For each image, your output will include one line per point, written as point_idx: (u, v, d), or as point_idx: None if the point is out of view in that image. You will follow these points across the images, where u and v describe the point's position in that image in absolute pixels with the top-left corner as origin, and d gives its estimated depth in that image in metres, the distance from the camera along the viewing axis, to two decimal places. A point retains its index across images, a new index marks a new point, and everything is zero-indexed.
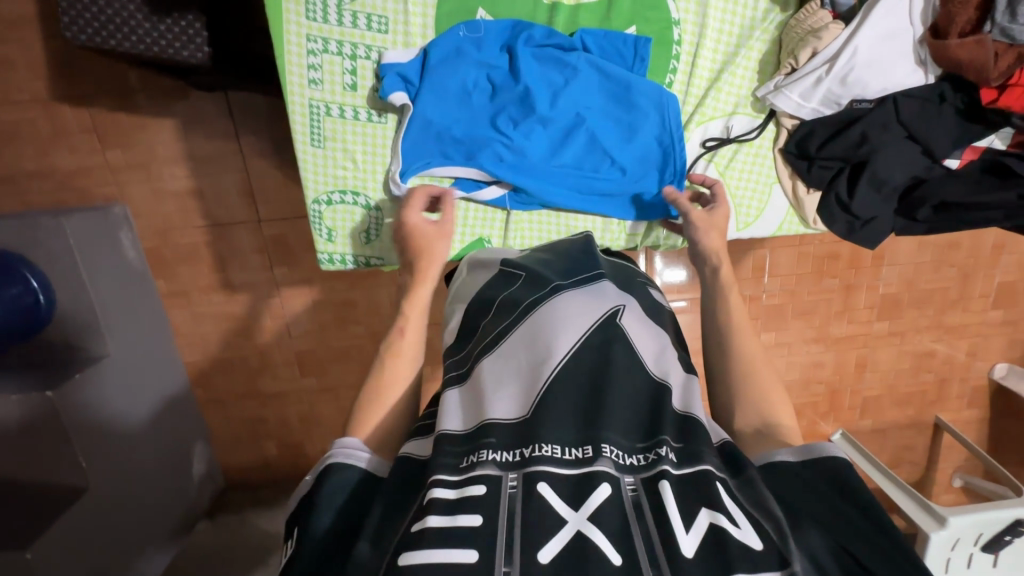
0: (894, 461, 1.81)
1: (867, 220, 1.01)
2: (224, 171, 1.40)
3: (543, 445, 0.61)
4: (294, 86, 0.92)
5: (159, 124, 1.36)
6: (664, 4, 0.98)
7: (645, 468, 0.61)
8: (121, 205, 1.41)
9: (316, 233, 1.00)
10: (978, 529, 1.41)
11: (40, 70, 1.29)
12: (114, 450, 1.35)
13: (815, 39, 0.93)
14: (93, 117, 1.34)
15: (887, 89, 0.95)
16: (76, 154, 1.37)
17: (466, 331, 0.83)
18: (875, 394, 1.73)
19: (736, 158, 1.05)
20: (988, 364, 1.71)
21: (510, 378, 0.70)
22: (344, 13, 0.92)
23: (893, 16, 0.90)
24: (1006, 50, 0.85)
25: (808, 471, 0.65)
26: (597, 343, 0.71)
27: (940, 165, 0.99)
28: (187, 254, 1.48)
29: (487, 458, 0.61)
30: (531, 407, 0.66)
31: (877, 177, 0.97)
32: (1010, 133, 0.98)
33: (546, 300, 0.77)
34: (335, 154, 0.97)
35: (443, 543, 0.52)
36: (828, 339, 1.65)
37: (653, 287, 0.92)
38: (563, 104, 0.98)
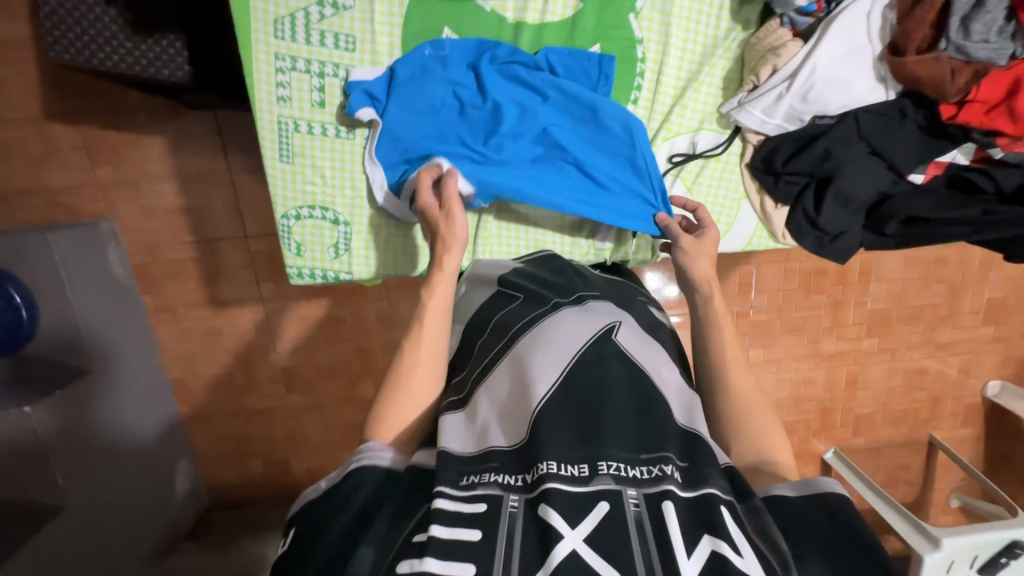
0: (890, 481, 1.77)
1: (836, 235, 1.01)
2: (212, 188, 1.42)
3: (543, 462, 0.60)
4: (263, 102, 0.94)
5: (149, 142, 1.38)
6: (627, 23, 0.99)
7: (649, 483, 0.59)
8: (110, 221, 1.42)
9: (285, 247, 1.01)
10: (974, 551, 1.38)
11: (33, 90, 1.32)
12: (94, 466, 1.35)
13: (774, 56, 0.94)
14: (84, 135, 1.36)
15: (848, 106, 0.95)
16: (66, 171, 1.38)
17: (465, 351, 0.84)
18: (868, 412, 1.71)
19: (703, 173, 1.06)
20: (981, 382, 1.69)
21: (504, 403, 0.69)
22: (312, 33, 0.93)
23: (849, 35, 0.91)
24: (962, 67, 0.85)
25: (806, 507, 0.62)
26: (591, 360, 0.71)
27: (904, 180, 0.98)
28: (174, 269, 1.48)
29: (491, 479, 0.61)
30: (525, 434, 0.64)
31: (843, 193, 0.97)
32: (973, 148, 0.96)
33: (535, 322, 0.78)
34: (304, 169, 0.98)
35: (442, 555, 0.53)
36: (818, 356, 1.64)
37: (654, 304, 0.92)
38: (531, 119, 0.98)
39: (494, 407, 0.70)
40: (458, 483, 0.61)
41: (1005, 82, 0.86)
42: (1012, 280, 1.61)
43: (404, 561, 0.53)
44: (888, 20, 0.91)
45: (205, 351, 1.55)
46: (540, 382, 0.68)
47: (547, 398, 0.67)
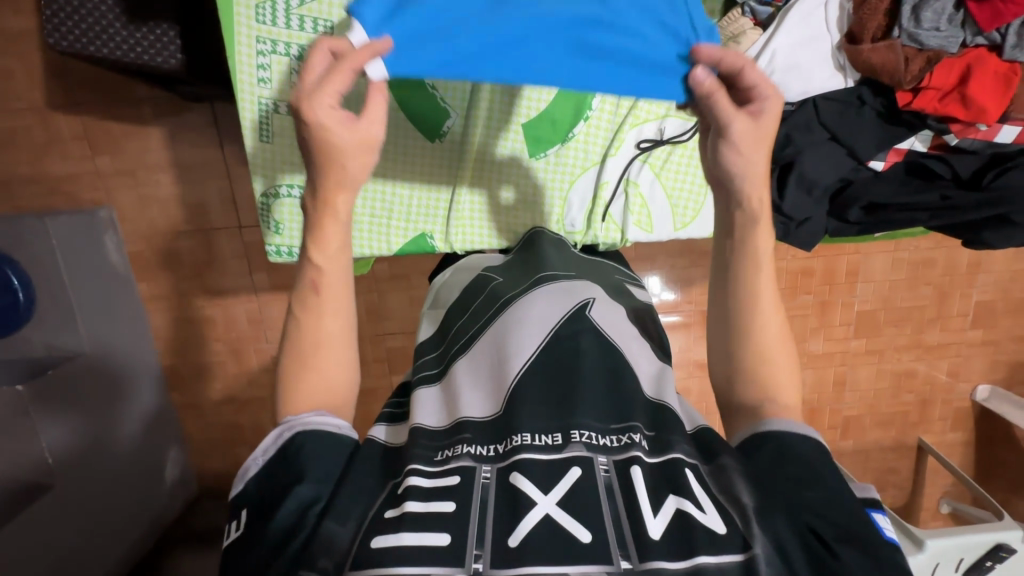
0: (878, 484, 1.77)
1: (802, 221, 0.98)
2: (207, 178, 1.45)
3: (517, 434, 0.59)
4: (244, 84, 0.95)
5: (148, 133, 1.42)
6: None
7: (618, 449, 0.58)
8: (108, 209, 1.46)
9: (264, 225, 1.03)
10: (958, 553, 1.37)
11: (38, 81, 1.36)
12: (83, 449, 1.37)
13: (734, 44, 0.94)
14: (85, 125, 1.40)
15: (808, 92, 0.93)
16: (68, 160, 1.43)
17: (446, 327, 0.83)
18: (857, 414, 1.70)
19: (671, 158, 1.08)
20: (970, 385, 1.69)
21: (478, 380, 0.69)
22: (291, 17, 0.93)
23: (808, 24, 0.91)
24: (916, 54, 0.86)
25: (789, 454, 0.59)
26: (564, 337, 0.69)
27: (865, 167, 0.98)
28: (169, 258, 1.51)
29: (464, 451, 0.60)
30: (501, 405, 0.64)
31: (806, 179, 0.96)
32: (931, 135, 0.96)
33: (509, 302, 0.75)
34: (282, 149, 0.99)
35: (416, 528, 0.52)
36: (806, 355, 1.64)
37: (634, 286, 0.90)
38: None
39: (470, 382, 0.69)
40: (434, 459, 0.60)
41: (957, 70, 0.86)
42: (1000, 283, 1.61)
43: (380, 535, 0.52)
44: (845, 9, 0.91)
45: (198, 339, 1.58)
46: (513, 359, 0.67)
47: (522, 372, 0.66)
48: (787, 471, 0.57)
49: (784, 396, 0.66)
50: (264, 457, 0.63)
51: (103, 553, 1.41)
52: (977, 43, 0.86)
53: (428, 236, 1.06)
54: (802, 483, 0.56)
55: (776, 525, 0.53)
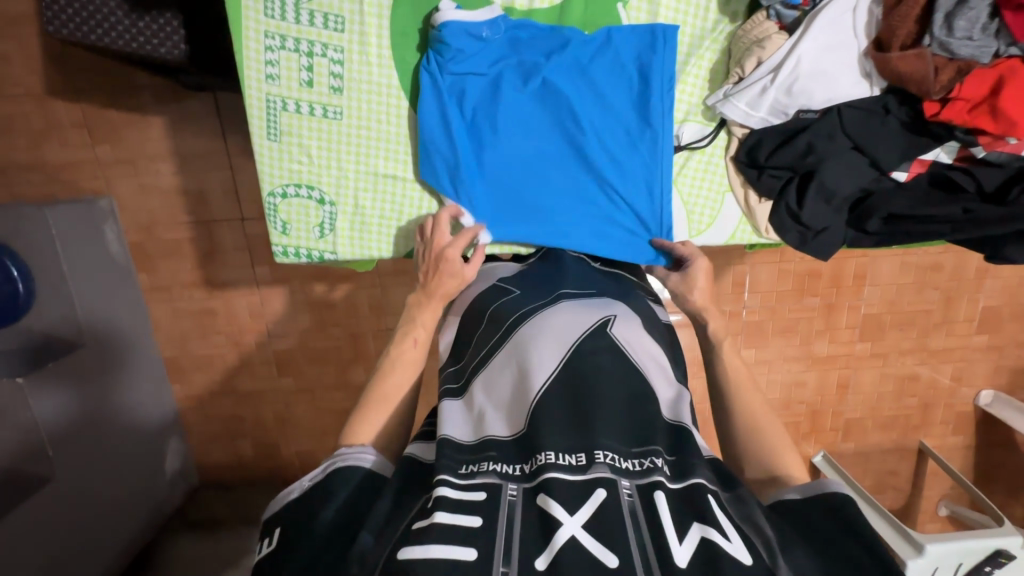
0: (878, 486, 1.77)
1: (819, 231, 0.98)
2: (209, 169, 1.43)
3: (542, 452, 0.59)
4: (252, 80, 0.93)
5: (149, 122, 1.39)
6: (614, 9, 0.96)
7: (641, 473, 0.58)
8: (109, 199, 1.44)
9: (271, 225, 0.99)
10: (958, 558, 1.38)
11: (35, 66, 1.33)
12: (84, 442, 1.36)
13: (759, 49, 0.91)
14: (84, 112, 1.37)
15: (832, 100, 0.92)
16: (67, 148, 1.40)
17: (463, 341, 0.82)
18: (858, 416, 1.70)
19: (687, 165, 1.03)
20: (972, 390, 1.68)
21: (500, 394, 0.69)
22: (302, 12, 0.91)
23: (835, 29, 0.88)
24: (946, 64, 0.82)
25: (809, 508, 0.62)
26: (585, 353, 0.69)
27: (887, 177, 0.96)
28: (170, 249, 1.50)
29: (489, 468, 0.60)
30: (525, 422, 0.63)
31: (824, 187, 0.94)
32: (956, 146, 0.94)
33: (529, 317, 0.75)
34: (290, 148, 0.96)
35: (443, 539, 0.51)
36: (810, 358, 1.63)
37: (655, 302, 0.90)
38: (570, 129, 0.96)
39: (494, 398, 0.69)
40: (458, 471, 0.60)
41: (988, 80, 0.83)
42: (1008, 289, 1.60)
43: (406, 546, 0.51)
44: (874, 15, 0.88)
45: (199, 331, 1.57)
46: (537, 374, 0.67)
47: (545, 388, 0.66)
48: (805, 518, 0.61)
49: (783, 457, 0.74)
50: (310, 480, 0.66)
51: (103, 543, 1.41)
52: (1010, 54, 0.83)
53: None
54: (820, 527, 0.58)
55: (796, 552, 0.55)
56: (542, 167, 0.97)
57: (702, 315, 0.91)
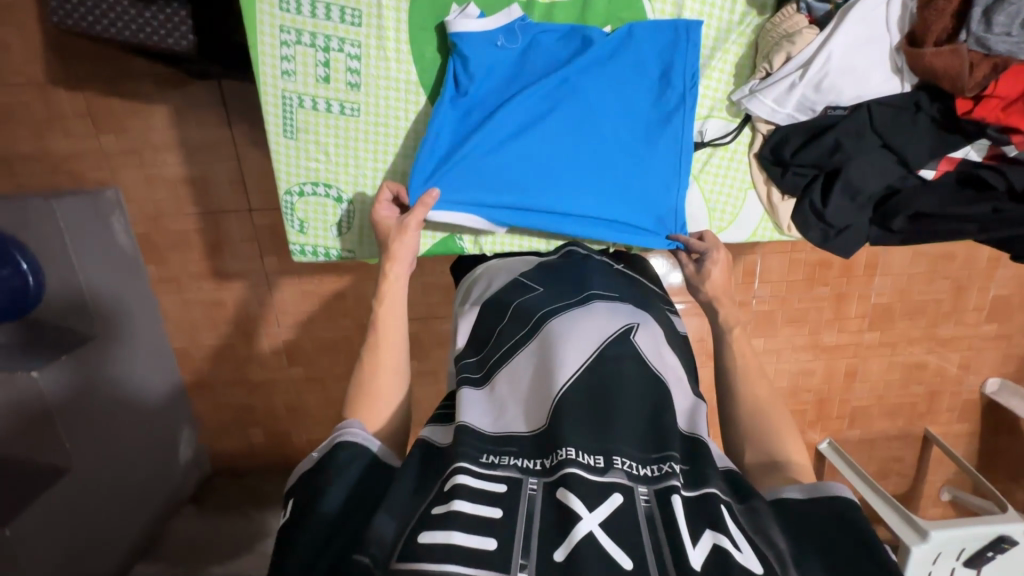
0: (881, 472, 1.79)
1: (842, 229, 0.97)
2: (216, 160, 1.41)
3: (563, 447, 0.59)
4: (267, 76, 0.91)
5: (153, 111, 1.36)
6: (639, 4, 0.93)
7: (658, 478, 0.59)
8: (114, 189, 1.42)
9: (288, 224, 0.98)
10: (961, 544, 1.40)
11: (36, 54, 1.30)
12: (98, 434, 1.36)
13: (788, 44, 0.89)
14: (87, 100, 1.35)
15: (862, 97, 0.90)
16: (71, 138, 1.38)
17: (481, 332, 0.82)
18: (865, 404, 1.71)
19: (711, 161, 1.02)
20: (979, 379, 1.69)
21: (524, 393, 0.69)
22: (318, 5, 0.89)
23: (868, 22, 0.86)
24: (982, 60, 0.80)
25: (813, 511, 0.61)
26: (610, 357, 0.69)
27: (913, 175, 0.94)
28: (178, 240, 1.48)
29: (510, 462, 0.61)
30: (546, 417, 0.64)
31: (852, 184, 0.92)
32: (987, 145, 0.91)
33: (557, 313, 0.76)
34: (307, 145, 0.95)
35: (466, 526, 0.53)
36: (819, 347, 1.64)
37: (676, 315, 0.89)
38: (593, 132, 0.95)
39: (519, 392, 0.69)
40: (479, 460, 0.61)
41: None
42: (1019, 278, 1.59)
43: (426, 532, 0.53)
44: (908, 8, 0.86)
45: (208, 322, 1.57)
46: (561, 370, 0.67)
47: (568, 384, 0.66)
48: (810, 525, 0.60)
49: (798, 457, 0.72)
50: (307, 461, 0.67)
51: (118, 532, 1.43)
52: None
53: (458, 237, 1.01)
54: (829, 532, 0.59)
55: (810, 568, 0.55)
56: (567, 173, 0.95)
57: (716, 303, 0.91)
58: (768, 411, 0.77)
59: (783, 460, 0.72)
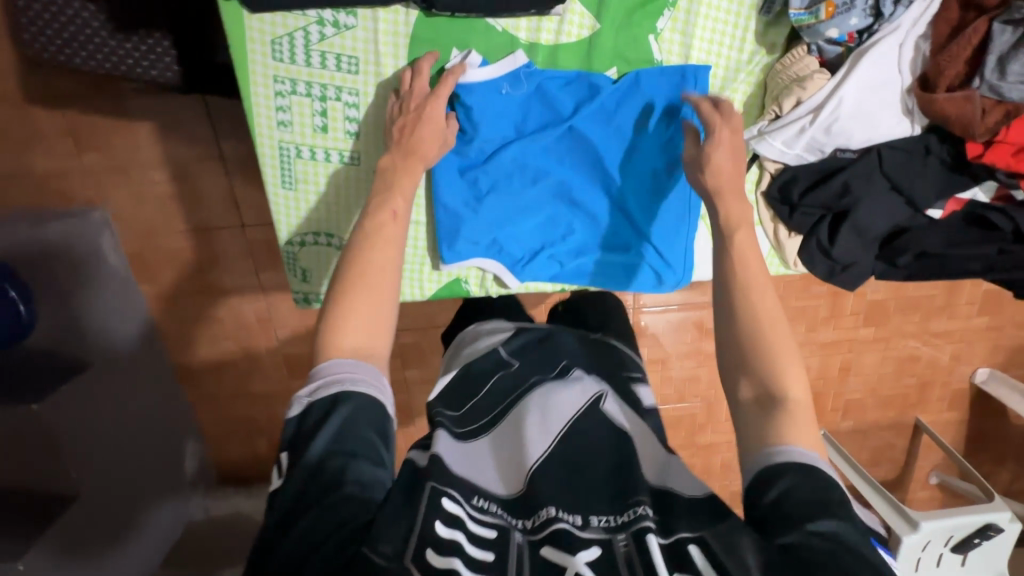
0: (873, 459, 1.85)
1: (846, 265, 1.00)
2: (205, 176, 1.37)
3: (545, 507, 0.63)
4: (263, 128, 0.92)
5: (137, 128, 1.32)
6: (644, 42, 0.92)
7: (633, 521, 0.60)
8: (102, 209, 1.38)
9: (291, 272, 1.02)
10: (950, 531, 1.46)
11: (10, 71, 1.25)
12: (104, 458, 1.36)
13: (799, 89, 0.90)
14: (67, 118, 1.30)
15: (872, 140, 0.92)
16: (53, 157, 1.33)
17: (461, 393, 0.84)
18: (858, 397, 1.75)
19: None
20: (970, 369, 1.73)
21: (502, 459, 0.72)
22: (312, 53, 0.88)
23: (880, 68, 0.87)
24: (994, 106, 0.82)
25: (803, 485, 0.61)
26: (583, 429, 0.74)
27: (921, 215, 0.96)
28: (170, 258, 1.45)
29: (493, 510, 0.64)
30: (524, 482, 0.68)
31: (858, 224, 0.96)
32: (995, 186, 0.93)
33: (534, 387, 0.81)
34: (307, 196, 0.97)
35: (463, 559, 0.56)
36: (815, 344, 1.66)
37: (642, 381, 0.85)
38: (595, 175, 0.97)
39: (495, 458, 0.73)
40: (471, 502, 0.64)
41: None
42: None
43: (432, 551, 0.55)
44: (921, 51, 0.87)
45: (207, 336, 1.53)
46: (533, 445, 0.71)
47: (543, 457, 0.70)
48: (787, 515, 0.60)
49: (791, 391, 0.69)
50: (308, 395, 0.66)
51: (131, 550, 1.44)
52: None
53: (463, 279, 1.04)
54: (812, 511, 0.59)
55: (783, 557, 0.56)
56: (569, 215, 0.99)
57: (718, 198, 0.83)
58: (778, 362, 0.70)
59: (789, 423, 0.66)
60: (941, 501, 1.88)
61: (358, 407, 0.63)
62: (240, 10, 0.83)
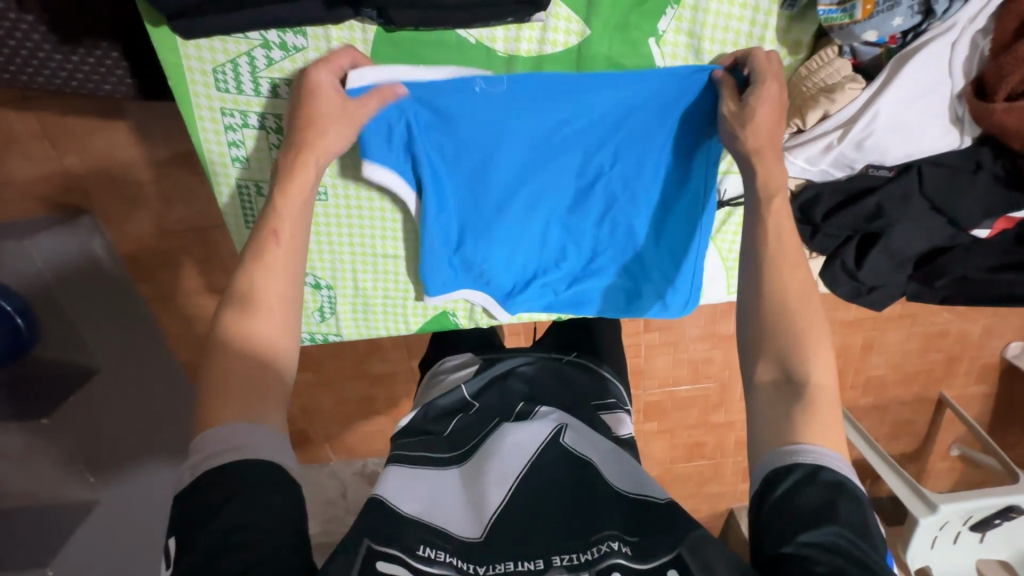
0: (893, 433, 1.81)
1: (873, 287, 1.05)
2: (190, 175, 1.32)
3: (502, 561, 0.63)
4: (219, 165, 0.98)
5: (114, 127, 1.25)
6: (643, 45, 0.90)
7: (597, 560, 0.61)
8: (90, 214, 1.33)
9: None
10: (968, 513, 1.44)
11: None
12: None
13: (827, 101, 0.87)
14: (40, 121, 1.23)
15: (911, 154, 0.92)
16: (33, 162, 1.27)
17: (428, 424, 0.84)
18: (880, 374, 1.68)
19: (729, 222, 1.09)
20: (1002, 343, 1.65)
21: (461, 499, 0.71)
22: (260, 82, 0.90)
23: (923, 76, 0.84)
24: None
25: (806, 488, 0.59)
26: (546, 463, 0.73)
27: (966, 233, 0.97)
28: (164, 260, 1.41)
29: (445, 561, 0.62)
30: (486, 524, 0.67)
31: (892, 247, 0.99)
32: None
33: (496, 429, 0.80)
34: None
35: None
36: (837, 323, 1.58)
37: (624, 408, 0.89)
38: (596, 197, 1.00)
39: (462, 493, 0.72)
40: (416, 553, 0.62)
41: None
42: None
43: None
44: (977, 48, 0.83)
45: None
46: (494, 488, 0.70)
47: (503, 503, 0.69)
48: (790, 516, 0.57)
49: (811, 371, 0.66)
50: (196, 472, 0.61)
51: None
52: None
53: (451, 314, 1.14)
54: (814, 514, 0.57)
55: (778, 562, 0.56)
56: (561, 241, 1.05)
57: (757, 157, 0.79)
58: (804, 342, 0.68)
59: (809, 400, 0.65)
60: (962, 472, 1.84)
61: (247, 481, 0.59)
62: (173, 37, 0.85)
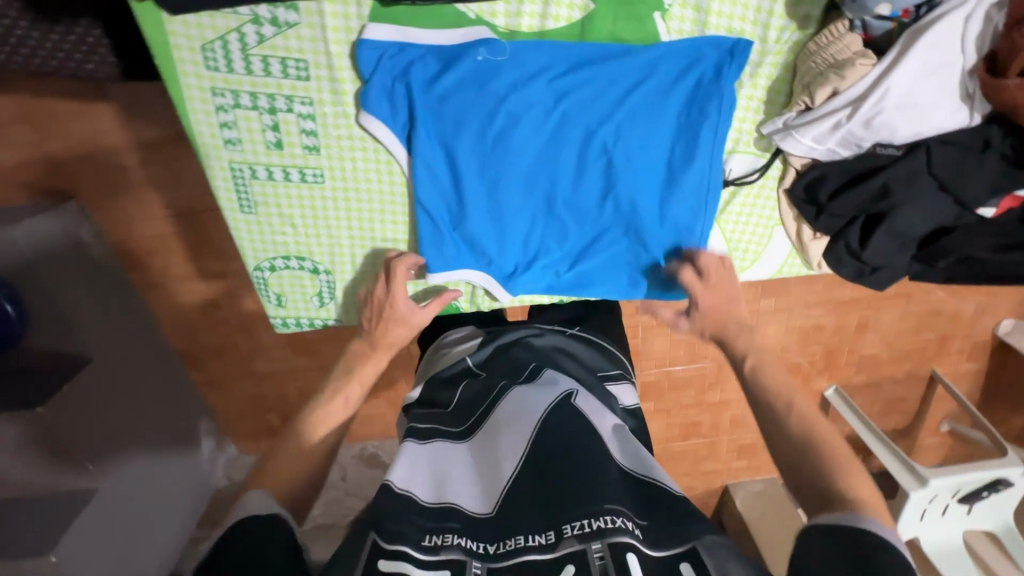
0: (885, 410, 1.84)
1: (876, 268, 1.02)
2: (179, 158, 1.29)
3: (513, 537, 0.63)
4: (211, 148, 0.95)
5: (97, 110, 1.22)
6: (648, 19, 0.89)
7: (610, 531, 0.60)
8: (76, 200, 1.30)
9: (266, 299, 1.10)
10: (956, 487, 1.47)
11: None
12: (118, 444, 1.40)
13: (837, 77, 0.88)
14: (20, 104, 1.20)
15: (920, 133, 0.91)
16: (14, 147, 1.24)
17: (433, 397, 0.85)
18: (873, 352, 1.70)
19: (734, 201, 1.06)
20: (993, 320, 1.67)
21: (473, 473, 0.72)
22: (252, 60, 0.88)
23: (932, 54, 0.84)
24: None
25: (844, 544, 0.61)
26: (555, 428, 0.72)
27: (971, 213, 0.94)
28: (154, 246, 1.39)
29: (454, 543, 0.62)
30: (496, 501, 0.67)
31: (896, 229, 0.95)
32: None
33: (505, 392, 0.79)
34: (267, 216, 1.02)
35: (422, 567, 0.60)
36: (831, 302, 1.59)
37: (629, 379, 0.90)
38: (598, 174, 0.99)
39: (472, 469, 0.73)
40: (422, 543, 0.62)
41: None
42: None
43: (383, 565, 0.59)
44: (993, 23, 0.83)
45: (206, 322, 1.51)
46: (507, 458, 0.70)
47: (515, 474, 0.68)
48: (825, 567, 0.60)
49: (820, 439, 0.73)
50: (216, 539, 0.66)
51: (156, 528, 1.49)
52: None
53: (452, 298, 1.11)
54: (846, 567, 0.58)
55: None
56: (561, 219, 1.03)
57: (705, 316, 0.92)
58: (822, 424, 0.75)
59: (854, 499, 0.65)
60: (950, 448, 1.88)
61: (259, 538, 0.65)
62: (159, 12, 0.83)
